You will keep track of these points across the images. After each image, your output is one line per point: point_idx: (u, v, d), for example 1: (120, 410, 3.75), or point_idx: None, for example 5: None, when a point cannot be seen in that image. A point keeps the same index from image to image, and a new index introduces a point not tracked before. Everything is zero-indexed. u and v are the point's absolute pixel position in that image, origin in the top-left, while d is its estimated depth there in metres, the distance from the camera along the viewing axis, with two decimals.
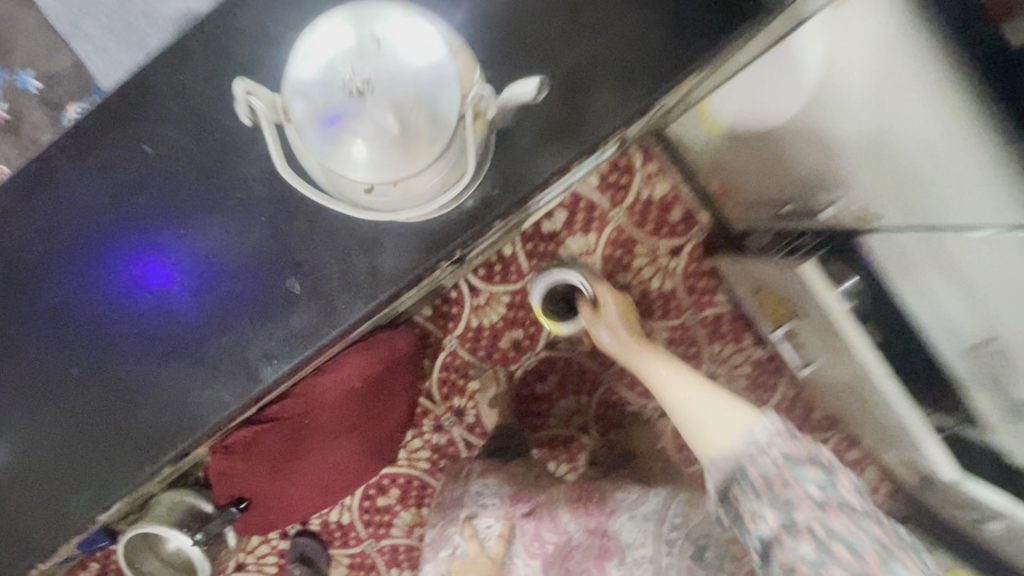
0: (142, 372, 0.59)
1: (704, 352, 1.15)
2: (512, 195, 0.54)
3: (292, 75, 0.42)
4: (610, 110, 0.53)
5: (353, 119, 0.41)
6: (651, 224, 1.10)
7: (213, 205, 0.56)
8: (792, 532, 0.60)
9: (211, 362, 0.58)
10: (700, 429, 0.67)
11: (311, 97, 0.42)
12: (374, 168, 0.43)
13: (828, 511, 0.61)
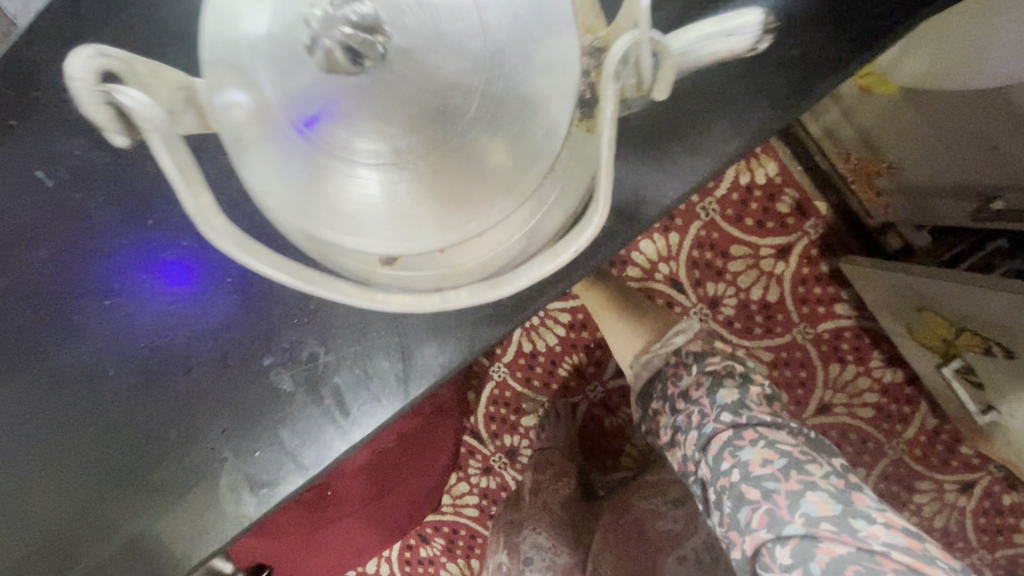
0: (73, 503, 0.38)
1: (818, 376, 0.91)
2: (639, 224, 0.35)
3: (232, 39, 0.22)
4: (785, 84, 0.34)
5: (364, 121, 0.21)
6: (751, 218, 0.86)
7: (161, 251, 0.36)
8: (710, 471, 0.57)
9: (167, 492, 0.38)
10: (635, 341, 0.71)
11: (266, 75, 0.21)
12: (405, 203, 0.23)
13: (741, 448, 0.56)
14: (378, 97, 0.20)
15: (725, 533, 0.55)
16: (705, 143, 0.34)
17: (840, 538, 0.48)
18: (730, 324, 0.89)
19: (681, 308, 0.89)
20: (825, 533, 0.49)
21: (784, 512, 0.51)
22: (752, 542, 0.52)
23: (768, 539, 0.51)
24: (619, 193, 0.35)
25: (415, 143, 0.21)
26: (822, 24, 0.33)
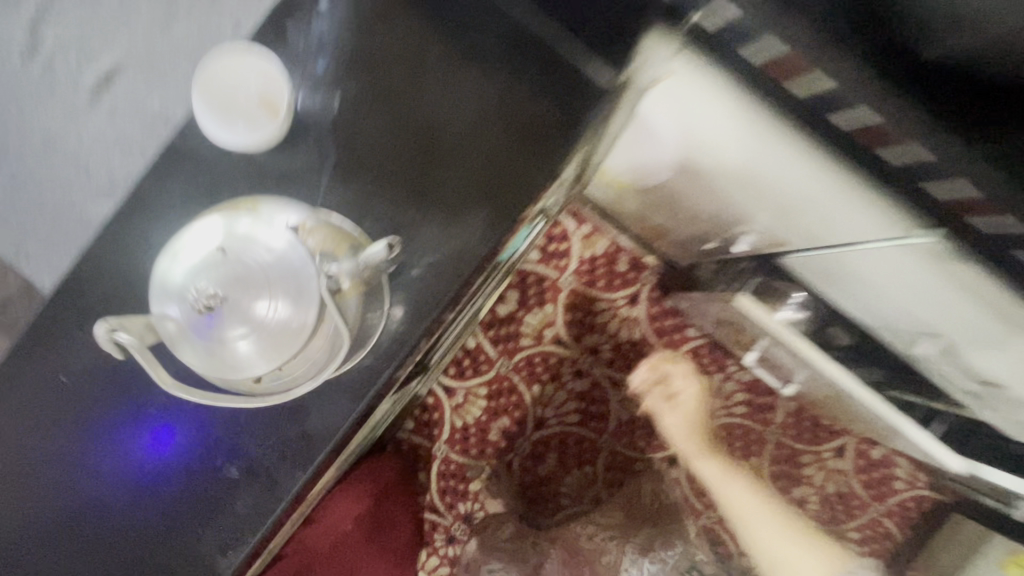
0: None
1: (693, 389, 1.12)
2: (432, 319, 0.56)
3: (164, 296, 0.47)
4: (491, 221, 0.55)
5: (230, 324, 0.46)
6: (601, 279, 1.11)
7: (138, 413, 0.56)
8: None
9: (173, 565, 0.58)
10: (787, 567, 0.82)
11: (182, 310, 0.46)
12: (260, 355, 0.47)
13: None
14: (230, 313, 0.46)
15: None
16: (461, 254, 0.55)
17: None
18: (612, 364, 1.12)
19: (571, 360, 1.12)
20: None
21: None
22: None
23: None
24: (416, 302, 0.55)
25: (258, 327, 0.47)
26: (504, 188, 0.55)
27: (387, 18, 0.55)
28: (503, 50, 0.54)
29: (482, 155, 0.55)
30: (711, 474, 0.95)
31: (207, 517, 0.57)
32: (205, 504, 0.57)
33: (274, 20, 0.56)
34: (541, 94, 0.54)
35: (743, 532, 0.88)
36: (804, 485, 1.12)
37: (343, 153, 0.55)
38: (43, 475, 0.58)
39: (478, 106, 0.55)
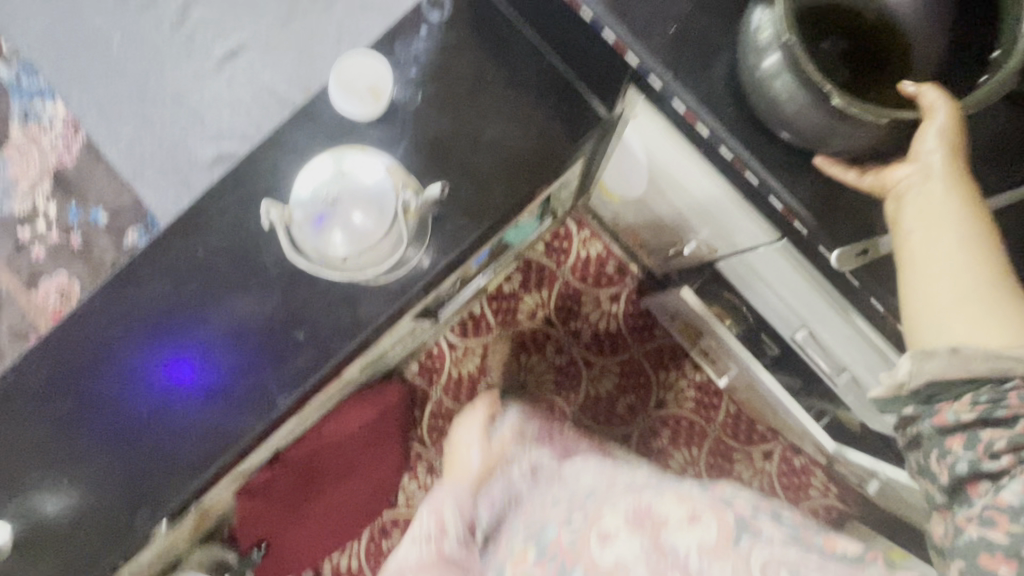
0: (192, 408, 0.82)
1: (652, 381, 1.34)
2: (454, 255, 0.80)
3: (296, 196, 0.77)
4: (507, 197, 0.81)
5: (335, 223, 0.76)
6: (591, 277, 1.35)
7: (245, 285, 0.82)
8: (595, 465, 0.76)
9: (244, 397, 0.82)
10: (940, 318, 0.49)
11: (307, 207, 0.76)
12: (348, 245, 0.76)
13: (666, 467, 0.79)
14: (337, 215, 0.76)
15: (626, 508, 0.61)
16: (480, 217, 0.80)
17: (775, 524, 0.57)
18: (588, 347, 1.35)
19: (555, 338, 1.35)
20: (745, 514, 0.58)
21: (737, 506, 0.59)
22: (636, 527, 0.59)
23: (727, 535, 0.55)
24: (445, 242, 0.80)
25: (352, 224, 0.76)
26: (519, 177, 0.81)
27: (464, 50, 0.81)
28: (538, 82, 0.80)
29: (513, 151, 0.81)
30: (920, 235, 0.52)
31: (249, 387, 0.82)
32: (223, 408, 0.81)
33: (387, 39, 0.82)
34: (557, 118, 0.80)
35: (912, 257, 0.52)
36: (734, 479, 1.32)
37: (417, 133, 0.81)
38: (123, 361, 0.82)
39: (513, 118, 0.81)
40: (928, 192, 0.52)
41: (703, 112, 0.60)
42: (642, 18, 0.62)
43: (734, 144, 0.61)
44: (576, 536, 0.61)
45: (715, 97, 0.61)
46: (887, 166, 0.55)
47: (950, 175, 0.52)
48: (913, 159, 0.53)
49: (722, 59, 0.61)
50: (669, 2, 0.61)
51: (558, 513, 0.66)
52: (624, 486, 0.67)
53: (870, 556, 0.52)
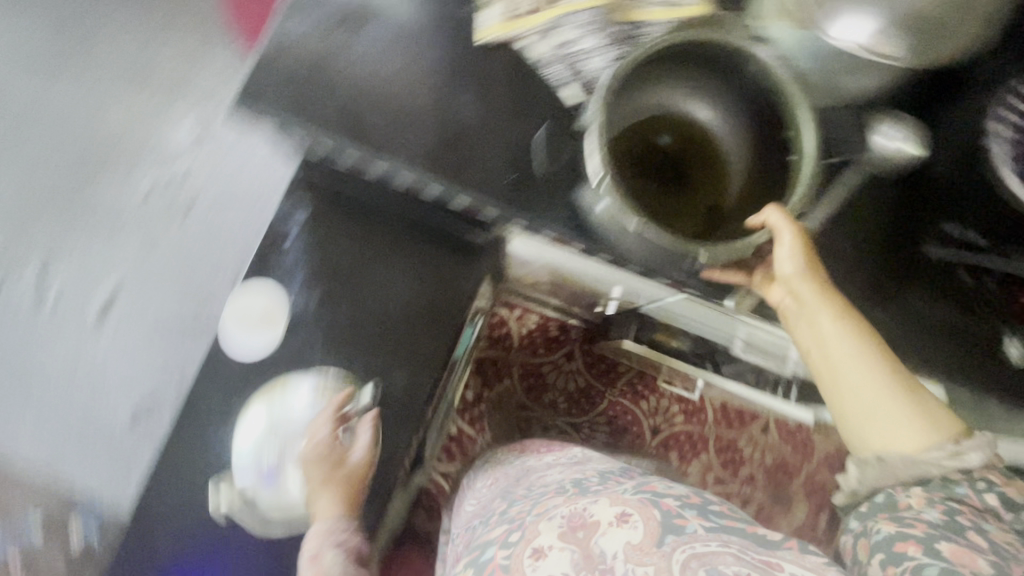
0: None
1: (638, 414, 1.38)
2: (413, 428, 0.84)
3: (238, 453, 0.80)
4: (436, 351, 0.85)
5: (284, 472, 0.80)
6: (541, 348, 1.39)
7: (226, 556, 0.80)
8: (539, 493, 0.83)
9: None
10: (868, 427, 0.60)
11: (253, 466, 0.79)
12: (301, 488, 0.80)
13: (617, 471, 0.84)
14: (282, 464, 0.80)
15: (559, 520, 0.70)
16: (419, 383, 0.85)
17: (700, 519, 0.65)
18: (569, 412, 1.38)
19: (536, 419, 1.37)
20: (673, 511, 0.67)
21: (665, 503, 0.68)
22: (570, 538, 0.67)
23: (653, 539, 0.64)
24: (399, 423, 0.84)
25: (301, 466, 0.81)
26: (436, 331, 0.85)
27: (337, 241, 0.84)
28: (415, 243, 0.85)
29: (421, 309, 0.85)
30: (850, 372, 0.60)
31: None
32: None
33: (261, 261, 0.84)
34: (447, 262, 0.86)
35: (829, 385, 0.61)
36: (747, 465, 1.38)
37: (327, 334, 0.84)
38: None
39: (408, 281, 0.85)
40: (804, 309, 0.62)
41: (567, 235, 0.65)
42: (483, 171, 0.65)
43: (603, 253, 0.66)
44: (511, 554, 0.69)
45: (571, 217, 0.65)
46: (766, 286, 0.65)
47: (810, 283, 0.62)
48: (780, 281, 0.63)
49: (565, 183, 0.65)
50: (495, 155, 0.66)
51: (498, 531, 0.77)
52: (561, 500, 0.75)
53: (784, 543, 0.62)
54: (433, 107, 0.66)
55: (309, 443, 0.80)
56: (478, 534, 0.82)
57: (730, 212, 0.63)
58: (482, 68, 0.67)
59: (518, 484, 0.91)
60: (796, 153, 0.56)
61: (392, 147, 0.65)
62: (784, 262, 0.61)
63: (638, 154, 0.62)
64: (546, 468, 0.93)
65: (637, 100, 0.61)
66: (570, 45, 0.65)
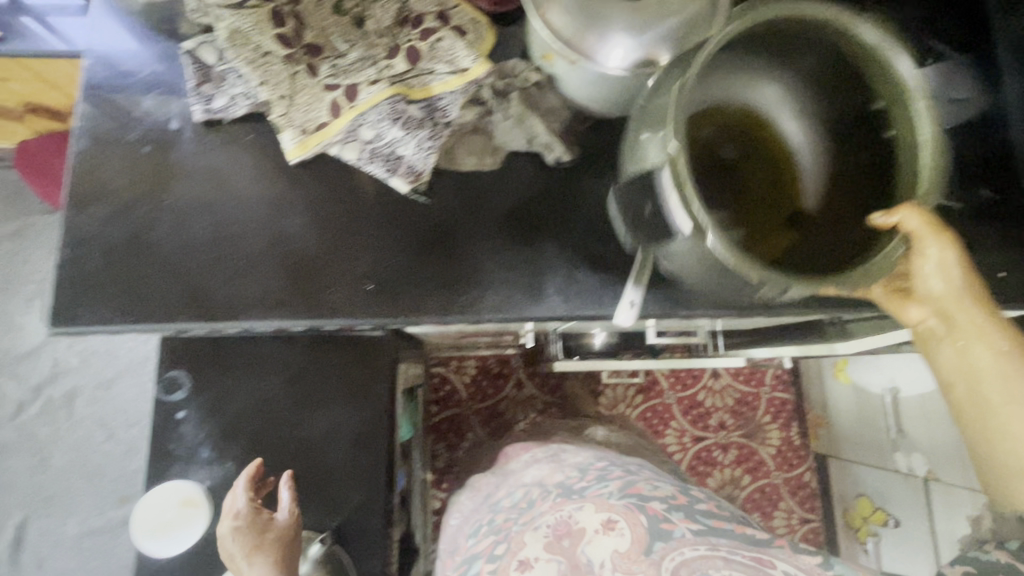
0: None
1: (600, 410, 1.41)
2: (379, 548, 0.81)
3: None
4: (372, 463, 0.81)
5: None
6: (489, 388, 1.40)
7: None
8: (525, 494, 0.82)
9: None
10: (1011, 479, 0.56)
11: None
12: None
13: (597, 466, 0.83)
14: None
15: (545, 528, 0.69)
16: (366, 502, 0.81)
17: (686, 521, 0.65)
18: None
19: None
20: (659, 515, 0.66)
21: (650, 507, 0.67)
22: (554, 548, 0.67)
23: (642, 546, 0.63)
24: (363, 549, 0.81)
25: None
26: (364, 444, 0.81)
27: (230, 395, 0.80)
28: (310, 367, 0.81)
29: (341, 426, 0.81)
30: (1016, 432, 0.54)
31: None
32: None
33: (158, 447, 0.78)
34: (350, 371, 0.82)
35: (978, 439, 0.56)
36: (713, 413, 1.44)
37: (256, 493, 0.79)
38: None
39: (318, 407, 0.81)
40: (954, 329, 0.54)
41: (442, 319, 0.64)
42: (337, 294, 0.63)
43: (481, 320, 0.65)
44: (497, 566, 0.70)
45: (438, 299, 0.64)
46: (900, 302, 0.55)
47: (960, 305, 0.54)
48: (923, 297, 0.54)
49: (421, 270, 0.64)
50: (343, 269, 0.63)
51: (487, 541, 0.77)
52: (548, 505, 0.74)
53: (776, 543, 0.63)
54: (261, 248, 0.63)
55: (226, 517, 0.72)
56: (470, 540, 0.84)
57: (840, 212, 0.48)
58: (294, 189, 0.64)
59: (501, 496, 0.89)
60: (892, 126, 0.46)
61: (234, 308, 0.61)
62: (932, 283, 0.53)
63: (715, 173, 0.47)
64: (528, 465, 0.96)
65: (694, 114, 0.46)
66: (379, 137, 0.63)
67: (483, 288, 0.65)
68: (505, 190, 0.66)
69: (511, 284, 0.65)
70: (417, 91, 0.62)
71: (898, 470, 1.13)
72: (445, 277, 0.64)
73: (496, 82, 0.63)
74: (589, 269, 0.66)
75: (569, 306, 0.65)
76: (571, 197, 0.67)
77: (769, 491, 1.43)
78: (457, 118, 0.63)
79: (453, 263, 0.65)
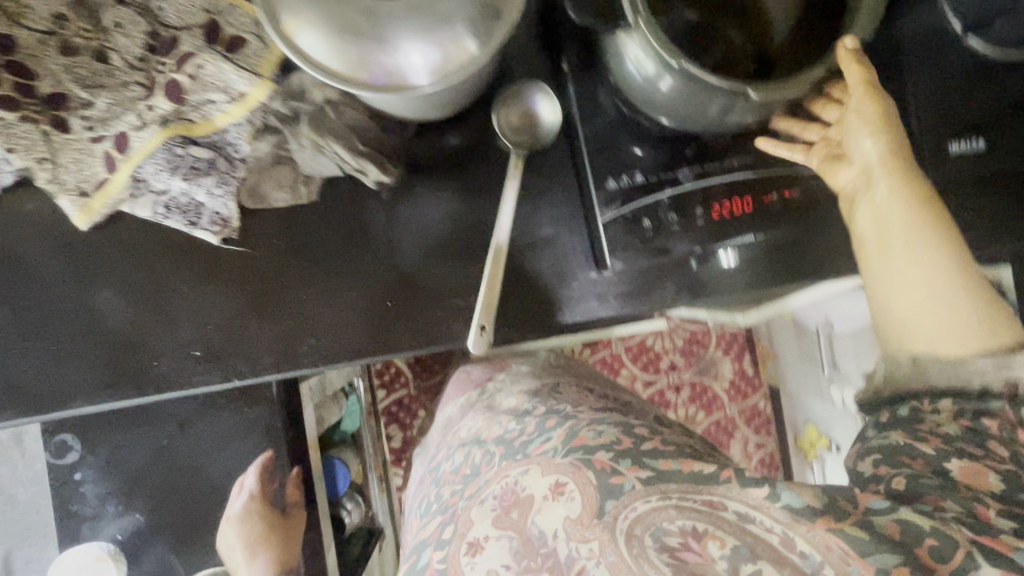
0: None
1: None
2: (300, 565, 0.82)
3: None
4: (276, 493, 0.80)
5: None
6: (436, 365, 1.38)
7: None
8: (466, 456, 0.60)
9: None
10: (915, 341, 0.49)
11: None
12: None
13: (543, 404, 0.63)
14: None
15: (491, 501, 0.49)
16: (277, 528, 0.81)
17: (634, 470, 0.46)
18: None
19: None
20: (608, 468, 0.47)
21: (596, 460, 0.48)
22: (502, 523, 0.47)
23: (594, 509, 0.45)
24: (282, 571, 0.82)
25: None
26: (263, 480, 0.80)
27: (123, 449, 0.79)
28: (197, 411, 0.79)
29: (238, 463, 0.80)
30: (920, 293, 0.49)
31: None
32: None
33: (63, 509, 0.78)
34: (237, 410, 0.79)
35: (881, 290, 0.51)
36: (663, 357, 1.42)
37: (165, 538, 0.79)
38: None
39: (212, 448, 0.79)
40: (872, 186, 0.51)
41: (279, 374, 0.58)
42: (163, 366, 0.58)
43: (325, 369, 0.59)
44: (445, 556, 0.48)
45: (273, 354, 0.58)
46: (829, 165, 0.53)
47: (893, 170, 0.50)
48: (851, 156, 0.52)
49: (247, 326, 0.58)
50: (165, 338, 0.58)
51: (432, 524, 0.53)
52: (490, 470, 0.53)
53: (721, 476, 0.45)
54: (72, 329, 0.58)
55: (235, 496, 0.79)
56: (416, 521, 0.61)
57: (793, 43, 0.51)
58: (96, 257, 0.58)
59: (438, 463, 0.66)
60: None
61: (57, 397, 0.58)
62: (865, 139, 0.51)
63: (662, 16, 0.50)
64: (477, 421, 0.69)
65: None
66: (174, 189, 0.56)
67: (317, 335, 0.59)
68: (332, 227, 0.59)
69: (347, 324, 0.59)
70: (199, 126, 0.54)
71: (834, 403, 1.12)
72: (274, 330, 0.58)
73: (285, 104, 0.54)
74: (433, 301, 0.59)
75: (419, 340, 0.59)
76: (404, 222, 0.60)
77: (725, 423, 1.43)
78: (251, 154, 0.56)
79: (284, 315, 0.59)
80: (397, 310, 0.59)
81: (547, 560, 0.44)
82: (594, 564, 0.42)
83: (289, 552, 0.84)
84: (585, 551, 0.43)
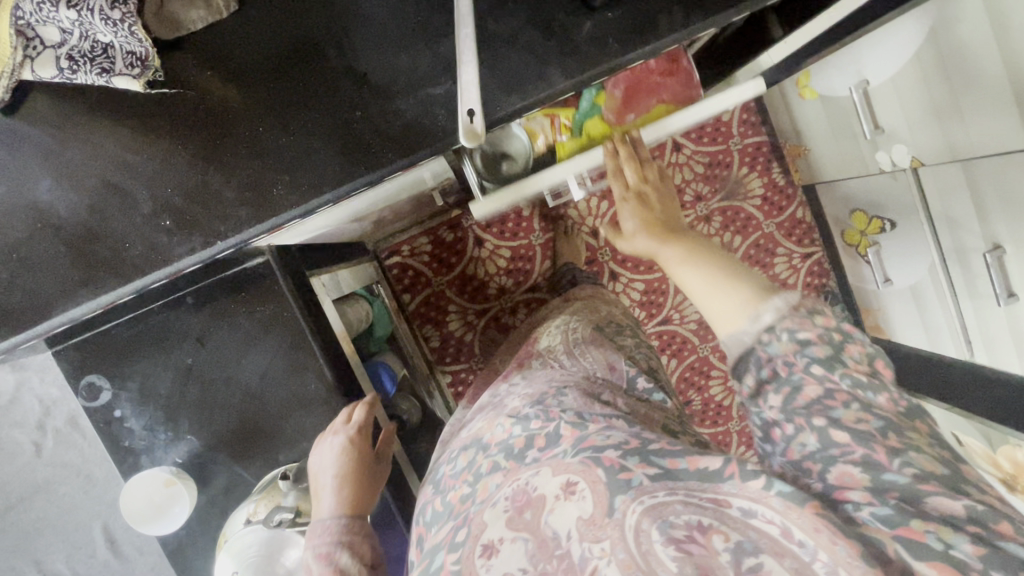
0: None
1: (567, 232, 1.33)
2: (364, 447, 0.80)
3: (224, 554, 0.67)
4: (319, 384, 0.77)
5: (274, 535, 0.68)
6: (451, 256, 1.33)
7: None
8: (469, 462, 0.61)
9: None
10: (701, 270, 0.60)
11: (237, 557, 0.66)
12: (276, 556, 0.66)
13: (546, 399, 0.63)
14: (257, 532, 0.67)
15: (503, 502, 0.51)
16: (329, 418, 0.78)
17: (643, 467, 0.48)
18: (515, 283, 1.35)
19: (498, 307, 1.35)
20: (617, 464, 0.48)
21: (607, 457, 0.49)
22: (517, 524, 0.49)
23: (605, 507, 0.46)
24: None
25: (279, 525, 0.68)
26: (303, 373, 0.77)
27: (152, 378, 0.75)
28: (212, 321, 0.74)
29: (272, 363, 0.76)
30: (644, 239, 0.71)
31: None
32: None
33: (115, 448, 0.77)
34: (253, 309, 0.74)
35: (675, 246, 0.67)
36: (687, 187, 1.33)
37: (224, 452, 0.78)
38: None
39: (241, 354, 0.76)
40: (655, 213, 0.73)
41: (256, 227, 0.52)
42: (136, 246, 0.52)
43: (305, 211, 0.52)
44: (459, 558, 0.50)
45: (250, 200, 0.52)
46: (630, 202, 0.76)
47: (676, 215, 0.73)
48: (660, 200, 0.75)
49: (210, 175, 0.52)
50: (128, 211, 0.52)
51: (445, 530, 0.55)
52: (500, 473, 0.55)
53: (726, 471, 0.46)
54: (30, 231, 0.52)
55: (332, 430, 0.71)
56: (421, 525, 0.62)
57: None
58: (25, 143, 0.51)
59: (438, 468, 0.67)
60: None
61: (41, 306, 0.53)
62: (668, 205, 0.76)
63: None
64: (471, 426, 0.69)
65: None
66: (71, 35, 0.46)
67: (289, 167, 0.52)
68: (272, 43, 0.51)
69: (320, 144, 0.52)
70: None
71: (882, 171, 1.02)
72: (242, 173, 0.52)
73: None
74: (406, 97, 0.52)
75: (401, 146, 0.52)
76: (351, 15, 0.51)
77: (764, 243, 1.36)
78: None
79: (246, 156, 0.52)
80: (369, 118, 0.52)
81: (563, 562, 0.45)
82: (607, 562, 0.43)
83: (363, 498, 0.69)
84: (597, 551, 0.44)
